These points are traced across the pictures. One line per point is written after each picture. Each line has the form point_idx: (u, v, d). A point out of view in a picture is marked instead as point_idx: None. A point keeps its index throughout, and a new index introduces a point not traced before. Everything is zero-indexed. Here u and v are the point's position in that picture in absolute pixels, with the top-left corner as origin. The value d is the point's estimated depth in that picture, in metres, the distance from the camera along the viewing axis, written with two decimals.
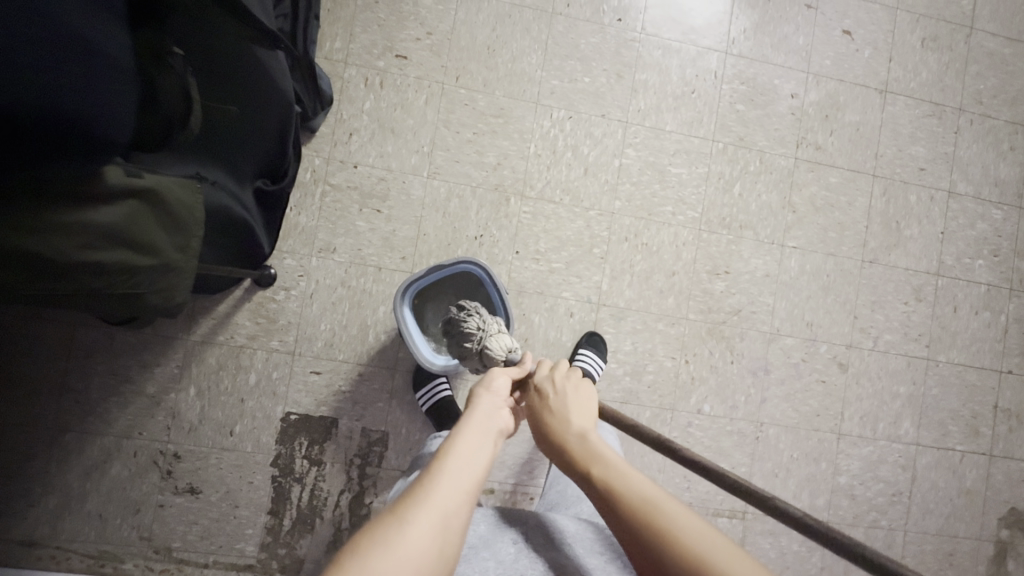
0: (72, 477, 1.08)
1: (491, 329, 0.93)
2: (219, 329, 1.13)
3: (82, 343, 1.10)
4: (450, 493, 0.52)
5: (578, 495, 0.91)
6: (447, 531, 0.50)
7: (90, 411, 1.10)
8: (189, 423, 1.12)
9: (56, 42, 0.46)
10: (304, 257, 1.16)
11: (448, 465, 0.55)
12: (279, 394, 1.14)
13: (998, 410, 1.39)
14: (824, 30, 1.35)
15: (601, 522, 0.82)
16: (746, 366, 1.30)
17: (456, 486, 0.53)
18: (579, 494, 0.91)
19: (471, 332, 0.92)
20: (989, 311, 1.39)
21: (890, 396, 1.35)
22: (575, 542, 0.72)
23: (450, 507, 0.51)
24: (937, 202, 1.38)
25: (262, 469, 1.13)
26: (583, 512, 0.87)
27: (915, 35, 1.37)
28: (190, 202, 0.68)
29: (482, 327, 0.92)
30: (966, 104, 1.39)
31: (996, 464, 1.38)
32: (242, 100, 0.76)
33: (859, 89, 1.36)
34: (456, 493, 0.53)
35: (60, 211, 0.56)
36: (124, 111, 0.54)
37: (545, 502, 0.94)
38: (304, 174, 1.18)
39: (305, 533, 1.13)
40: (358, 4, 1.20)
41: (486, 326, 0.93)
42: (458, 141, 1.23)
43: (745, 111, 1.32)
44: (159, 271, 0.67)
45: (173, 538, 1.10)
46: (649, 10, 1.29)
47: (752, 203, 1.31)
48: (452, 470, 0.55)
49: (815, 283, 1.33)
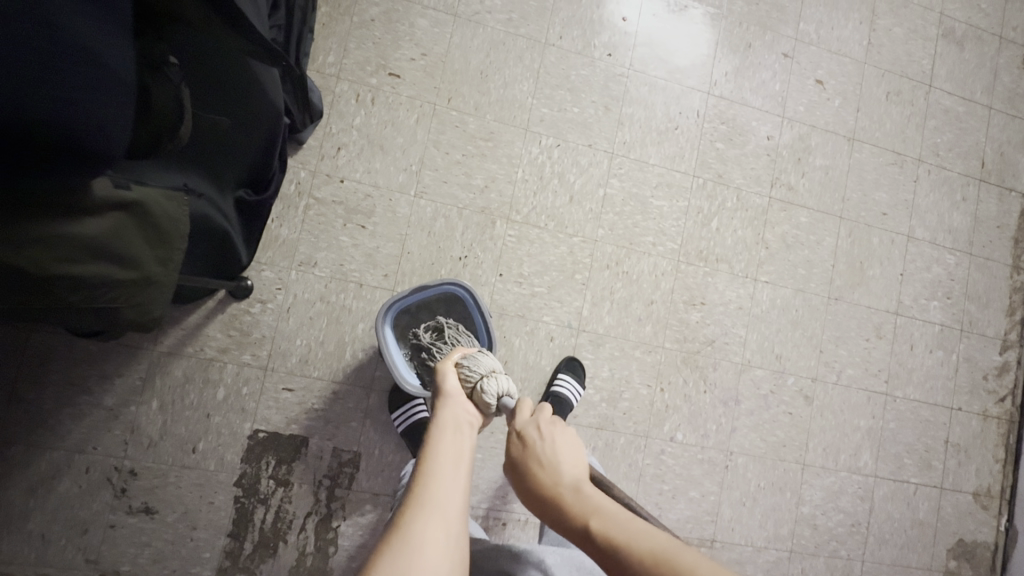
0: (14, 493, 1.01)
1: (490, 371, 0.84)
2: (188, 340, 1.09)
3: (37, 349, 1.04)
4: (444, 497, 0.58)
5: None
6: (453, 537, 0.55)
7: (41, 422, 1.03)
8: (149, 438, 1.06)
9: (63, 54, 0.45)
10: (283, 269, 1.14)
11: (438, 475, 0.61)
12: (248, 410, 1.10)
13: (949, 445, 1.46)
14: (798, 78, 1.42)
15: None
16: (718, 396, 1.33)
17: (451, 488, 0.59)
18: None
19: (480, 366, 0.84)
20: (942, 349, 1.47)
21: (851, 429, 1.40)
22: None
23: (449, 507, 0.57)
24: (897, 245, 1.46)
25: (225, 489, 1.08)
26: None
27: (881, 88, 1.47)
28: (176, 214, 0.67)
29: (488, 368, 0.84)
30: (924, 156, 1.49)
31: (946, 497, 1.45)
32: (233, 111, 0.75)
33: (829, 135, 1.44)
34: (450, 493, 0.59)
35: (46, 224, 0.55)
36: (112, 122, 0.50)
37: (548, 537, 0.92)
38: (288, 186, 1.16)
39: (266, 558, 1.08)
40: (354, 21, 1.21)
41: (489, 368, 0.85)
42: (447, 162, 1.23)
43: (724, 150, 1.38)
44: (138, 285, 0.66)
45: (123, 561, 1.03)
46: (637, 48, 1.34)
47: (728, 237, 1.36)
48: (443, 476, 0.60)
49: (785, 317, 1.38)
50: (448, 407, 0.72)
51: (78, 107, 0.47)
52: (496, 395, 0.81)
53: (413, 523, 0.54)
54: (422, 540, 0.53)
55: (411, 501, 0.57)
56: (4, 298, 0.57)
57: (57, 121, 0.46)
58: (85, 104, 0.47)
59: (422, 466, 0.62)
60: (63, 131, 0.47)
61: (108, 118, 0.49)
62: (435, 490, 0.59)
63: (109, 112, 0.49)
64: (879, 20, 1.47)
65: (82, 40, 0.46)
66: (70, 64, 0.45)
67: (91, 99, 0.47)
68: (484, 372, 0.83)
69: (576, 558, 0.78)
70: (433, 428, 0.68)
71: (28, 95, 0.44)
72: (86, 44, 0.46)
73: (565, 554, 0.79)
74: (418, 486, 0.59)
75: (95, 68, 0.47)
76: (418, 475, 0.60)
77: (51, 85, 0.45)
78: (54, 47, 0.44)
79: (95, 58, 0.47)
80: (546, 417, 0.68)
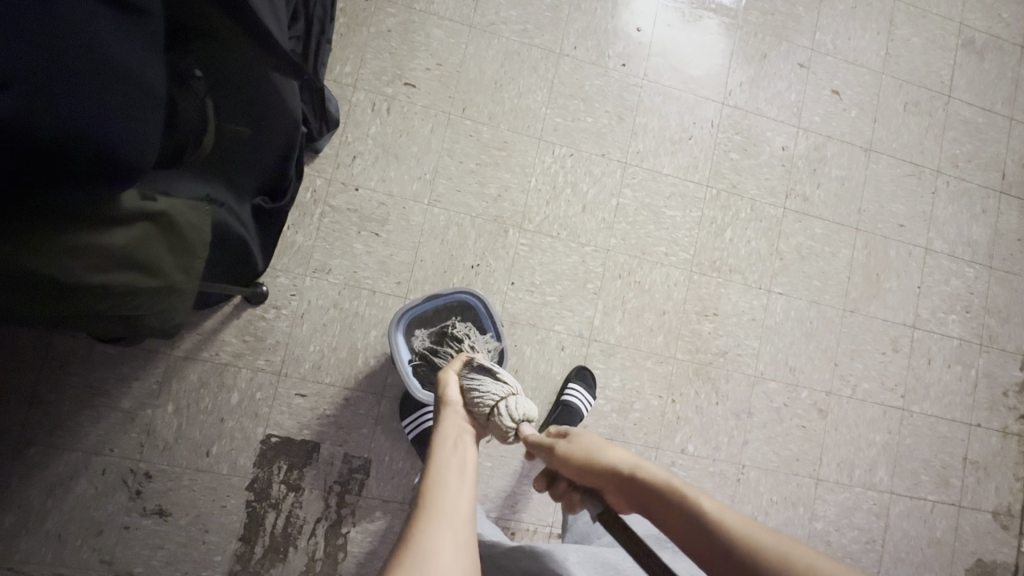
0: (32, 493, 1.03)
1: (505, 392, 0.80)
2: (204, 345, 1.10)
3: (58, 351, 1.06)
4: (451, 506, 0.59)
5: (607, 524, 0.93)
6: (462, 539, 0.56)
7: (60, 424, 1.05)
8: (164, 441, 1.08)
9: (98, 69, 0.46)
10: (298, 276, 1.15)
11: (443, 483, 0.62)
12: (261, 415, 1.11)
13: (967, 462, 1.43)
14: (814, 89, 1.41)
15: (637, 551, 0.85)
16: (730, 408, 1.32)
17: (457, 496, 0.61)
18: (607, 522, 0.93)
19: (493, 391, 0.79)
20: (961, 364, 1.44)
21: (866, 444, 1.38)
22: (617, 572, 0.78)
23: (457, 513, 0.59)
24: (914, 257, 1.44)
25: (237, 493, 1.09)
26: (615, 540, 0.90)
27: (898, 99, 1.45)
28: (197, 222, 0.69)
29: (503, 390, 0.79)
30: (943, 167, 1.47)
31: (964, 515, 1.42)
32: (254, 122, 0.77)
33: (846, 146, 1.42)
34: (454, 497, 0.60)
35: (77, 236, 0.55)
36: (142, 135, 0.51)
37: (574, 533, 0.94)
38: (304, 194, 1.17)
39: (276, 563, 1.09)
40: (371, 31, 1.22)
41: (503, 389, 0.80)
42: (460, 171, 1.24)
43: (739, 160, 1.37)
44: (162, 291, 0.68)
45: (136, 562, 1.05)
46: (651, 58, 1.34)
47: (741, 248, 1.35)
48: (448, 484, 0.62)
49: (799, 329, 1.37)
50: (449, 418, 0.73)
51: (108, 120, 0.47)
52: (514, 418, 0.78)
53: (424, 532, 0.55)
54: (436, 548, 0.54)
55: (419, 511, 0.59)
56: (33, 304, 0.59)
57: (85, 137, 0.46)
58: (114, 118, 0.47)
59: (427, 476, 0.63)
60: (93, 146, 0.47)
61: (135, 129, 0.50)
62: (441, 497, 0.60)
63: (140, 125, 0.50)
64: (897, 30, 1.46)
65: (108, 50, 0.46)
66: (104, 79, 0.46)
67: (125, 113, 0.49)
68: (498, 395, 0.78)
69: (598, 555, 0.81)
70: (435, 440, 0.69)
71: (60, 111, 0.44)
72: (112, 55, 0.47)
73: (588, 552, 0.81)
74: (425, 494, 0.60)
75: (121, 78, 0.48)
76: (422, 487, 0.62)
77: (79, 98, 0.45)
78: (82, 61, 0.45)
79: (119, 67, 0.48)
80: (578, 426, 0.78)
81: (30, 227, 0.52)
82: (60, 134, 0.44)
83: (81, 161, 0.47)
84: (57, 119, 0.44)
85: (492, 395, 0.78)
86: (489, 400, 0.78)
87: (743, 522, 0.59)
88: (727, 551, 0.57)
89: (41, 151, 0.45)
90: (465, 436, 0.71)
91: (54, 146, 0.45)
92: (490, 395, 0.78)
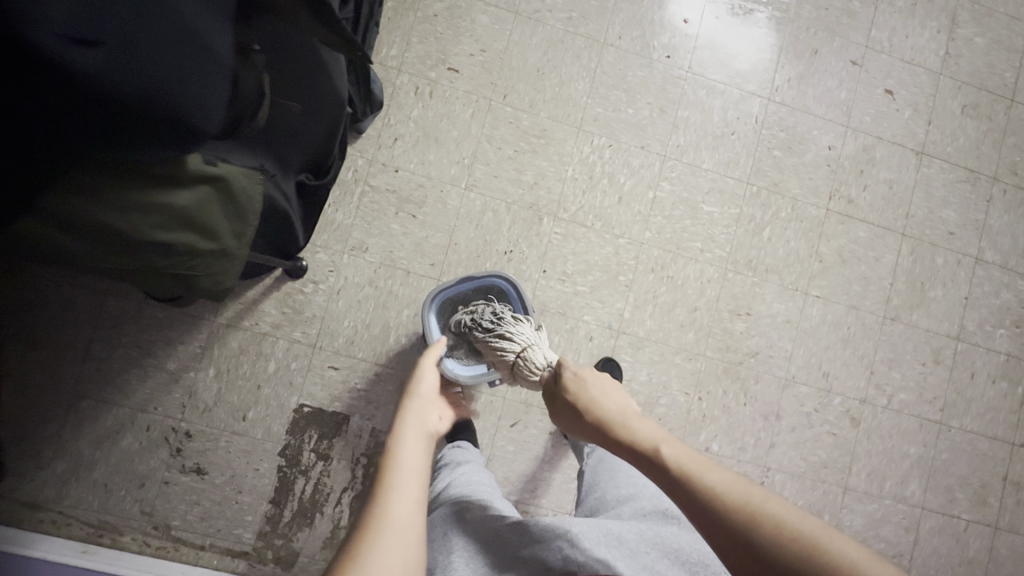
0: (83, 444, 1.09)
1: (525, 344, 0.89)
2: (245, 314, 1.15)
3: (112, 313, 1.12)
4: (403, 512, 0.56)
5: (617, 499, 0.90)
6: (409, 518, 0.56)
7: (111, 380, 1.11)
8: (204, 403, 1.13)
9: (175, 36, 0.48)
10: (336, 253, 1.18)
11: (398, 461, 0.63)
12: (295, 385, 1.15)
13: (1007, 482, 1.37)
14: (866, 87, 1.37)
15: (646, 525, 0.82)
16: (758, 410, 1.30)
17: (409, 493, 0.58)
18: (618, 498, 0.90)
19: (511, 345, 0.90)
20: (1007, 380, 1.38)
21: (900, 456, 1.34)
22: (620, 542, 0.77)
23: (406, 516, 0.56)
24: (963, 266, 1.38)
25: (269, 457, 1.13)
26: (623, 513, 0.86)
27: (956, 101, 1.39)
28: (252, 191, 0.71)
29: (521, 342, 0.90)
30: (1000, 174, 1.40)
31: (1001, 537, 1.36)
32: (304, 98, 0.79)
33: (896, 148, 1.37)
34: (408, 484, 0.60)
35: (141, 192, 0.59)
36: (210, 101, 0.53)
37: (584, 509, 0.94)
38: (346, 173, 1.20)
39: (303, 527, 1.13)
40: (418, 15, 1.24)
41: (522, 341, 0.90)
42: (498, 157, 1.25)
43: (782, 158, 1.34)
44: (215, 254, 0.72)
45: (174, 516, 1.10)
46: (697, 50, 1.32)
47: (779, 247, 1.32)
48: (405, 461, 0.63)
49: (835, 334, 1.33)
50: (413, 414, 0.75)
51: (181, 84, 0.49)
52: (538, 365, 0.87)
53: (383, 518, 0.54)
54: (388, 522, 0.54)
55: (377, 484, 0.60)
56: (104, 260, 0.63)
57: (160, 97, 0.48)
58: (186, 82, 0.50)
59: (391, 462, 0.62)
60: (168, 108, 0.49)
61: (202, 95, 0.52)
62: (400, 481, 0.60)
63: (209, 90, 0.52)
64: (960, 29, 1.40)
65: (185, 16, 0.49)
66: (179, 44, 0.49)
67: (195, 79, 0.51)
68: (522, 344, 0.89)
69: (601, 525, 0.80)
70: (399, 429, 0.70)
71: (144, 71, 0.46)
72: (187, 21, 0.49)
73: (592, 522, 0.80)
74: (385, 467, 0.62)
75: (194, 43, 0.50)
76: (384, 461, 0.63)
77: (155, 60, 0.47)
78: (163, 23, 0.47)
79: (193, 34, 0.50)
80: (592, 378, 0.78)
81: (98, 181, 0.56)
82: (139, 93, 0.47)
83: (154, 123, 0.49)
84: (140, 80, 0.46)
85: (519, 343, 0.90)
86: (510, 352, 0.89)
87: (723, 481, 0.54)
88: (701, 510, 0.53)
89: (119, 109, 0.46)
90: (426, 432, 0.72)
91: (133, 106, 0.47)
92: (517, 342, 0.90)
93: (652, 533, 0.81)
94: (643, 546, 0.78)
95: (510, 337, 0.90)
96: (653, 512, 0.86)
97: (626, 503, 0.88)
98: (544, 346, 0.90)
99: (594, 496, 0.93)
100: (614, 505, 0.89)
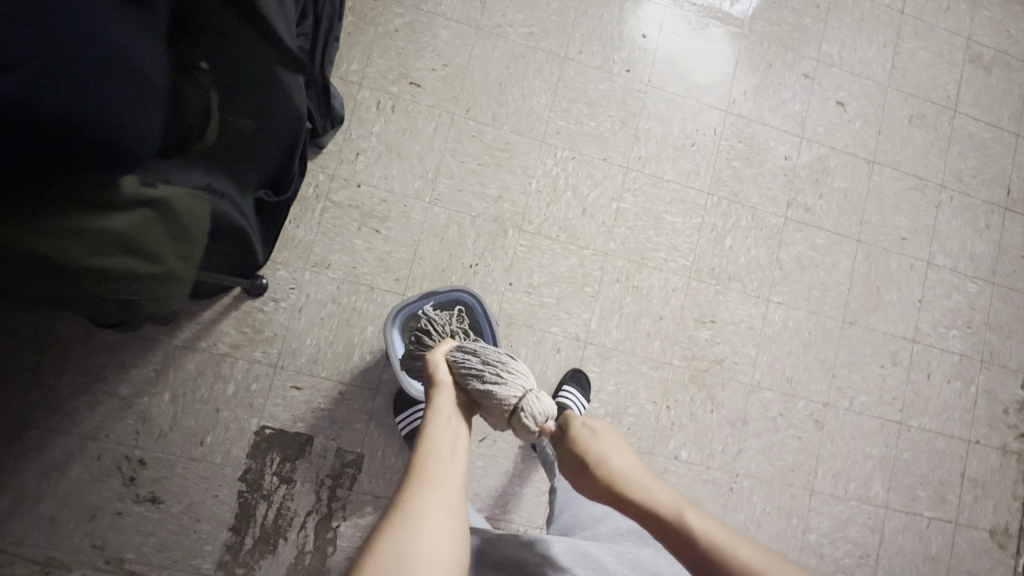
0: (27, 476, 1.04)
1: (522, 391, 0.77)
2: (203, 335, 1.12)
3: (59, 337, 1.07)
4: (436, 542, 0.58)
5: (594, 517, 0.90)
6: (446, 516, 0.61)
7: (58, 407, 1.06)
8: (159, 429, 1.09)
9: (98, 60, 0.47)
10: (297, 270, 1.16)
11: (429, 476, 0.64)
12: (256, 407, 1.12)
13: (965, 479, 1.41)
14: (819, 99, 1.42)
15: (626, 548, 0.82)
16: (725, 416, 1.31)
17: (434, 510, 0.60)
18: (595, 516, 0.91)
19: (506, 389, 0.76)
20: (961, 380, 1.43)
21: (863, 457, 1.37)
22: (597, 567, 0.77)
23: (423, 529, 0.58)
24: (916, 270, 1.43)
25: (229, 483, 1.10)
26: (600, 532, 0.87)
27: (903, 112, 1.45)
28: (196, 211, 0.71)
29: (517, 387, 0.77)
30: (947, 181, 1.46)
31: (961, 533, 1.40)
32: (259, 115, 0.75)
33: (849, 157, 1.42)
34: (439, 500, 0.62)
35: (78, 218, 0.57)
36: (145, 124, 0.52)
37: (558, 526, 0.93)
38: (306, 189, 1.18)
39: (266, 554, 1.09)
40: (379, 30, 1.24)
41: (517, 385, 0.77)
42: (462, 170, 1.25)
43: (741, 168, 1.37)
44: (160, 277, 0.71)
45: (127, 548, 1.05)
46: (656, 65, 1.35)
47: (741, 255, 1.35)
48: (440, 455, 0.66)
49: (797, 339, 1.36)
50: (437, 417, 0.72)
51: (114, 109, 0.49)
52: (536, 418, 0.76)
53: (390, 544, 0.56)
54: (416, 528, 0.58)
55: (411, 480, 0.64)
56: (43, 284, 0.62)
57: (87, 123, 0.47)
58: (116, 108, 0.49)
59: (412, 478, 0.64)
60: (95, 133, 0.48)
61: (134, 119, 0.51)
62: (416, 505, 0.60)
63: (141, 114, 0.51)
64: (904, 43, 1.46)
65: (111, 40, 0.48)
66: (105, 68, 0.48)
67: (125, 103, 0.50)
68: (519, 394, 0.76)
69: (581, 547, 0.80)
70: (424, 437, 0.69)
71: (73, 98, 0.46)
72: (112, 43, 0.48)
73: (571, 543, 0.81)
74: (419, 461, 0.66)
75: (120, 65, 0.49)
76: (411, 476, 0.64)
77: (75, 85, 0.46)
78: (87, 47, 0.46)
79: (119, 56, 0.48)
80: (585, 433, 0.75)
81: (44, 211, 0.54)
82: (63, 121, 0.46)
83: (81, 146, 0.48)
84: (60, 107, 0.45)
85: (515, 390, 0.77)
86: (504, 399, 0.76)
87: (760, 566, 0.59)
88: None
89: (44, 134, 0.46)
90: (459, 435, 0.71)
91: (55, 131, 0.46)
92: (515, 387, 0.77)
93: (631, 557, 0.80)
94: (622, 570, 0.77)
95: (507, 379, 0.76)
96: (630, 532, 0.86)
97: (604, 521, 0.89)
98: (538, 392, 0.79)
99: (569, 513, 0.94)
100: (590, 525, 0.89)
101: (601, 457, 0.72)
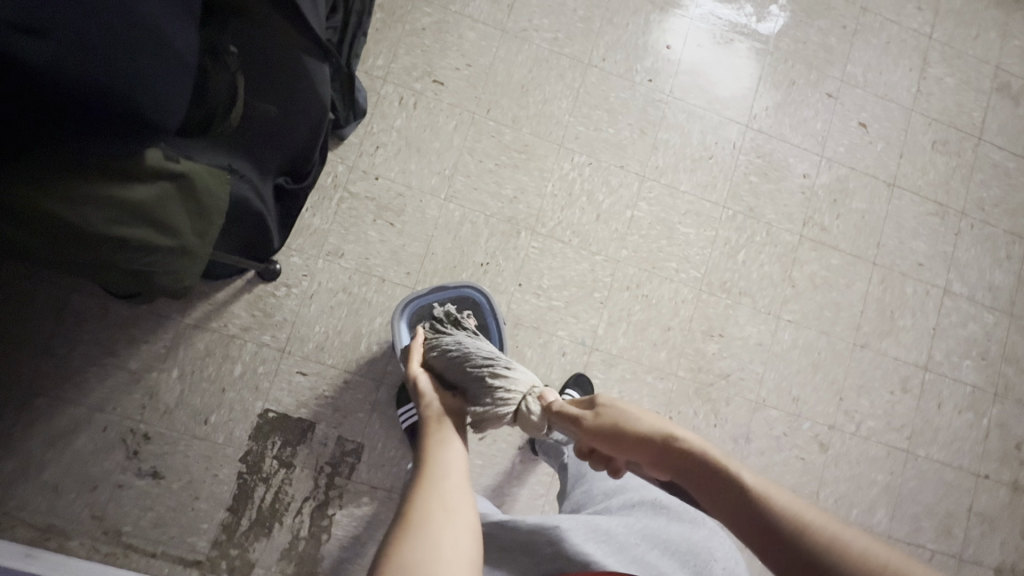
0: (34, 443, 1.06)
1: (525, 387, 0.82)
2: (214, 315, 1.13)
3: (75, 308, 1.10)
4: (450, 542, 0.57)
5: (604, 494, 0.91)
6: (450, 511, 0.61)
7: (69, 377, 1.08)
8: (165, 405, 1.10)
9: (130, 33, 0.49)
10: (311, 257, 1.18)
11: (432, 479, 0.65)
12: (262, 389, 1.13)
13: (972, 513, 1.38)
14: (841, 119, 1.41)
15: (638, 518, 0.83)
16: (729, 431, 1.30)
17: (445, 514, 0.60)
18: (605, 492, 0.91)
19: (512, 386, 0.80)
20: (973, 411, 1.40)
21: (867, 483, 1.34)
22: (608, 539, 0.78)
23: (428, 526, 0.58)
24: (932, 297, 1.41)
25: (230, 464, 1.11)
26: (611, 506, 0.87)
27: (926, 136, 1.44)
28: (216, 190, 0.72)
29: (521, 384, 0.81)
30: (968, 210, 1.44)
31: (966, 569, 1.36)
32: (283, 103, 0.76)
33: (868, 179, 1.41)
34: (447, 502, 0.62)
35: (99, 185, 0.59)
36: (171, 99, 0.54)
37: (570, 502, 0.95)
38: (325, 178, 1.20)
39: (260, 537, 1.10)
40: (406, 28, 1.26)
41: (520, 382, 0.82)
42: (479, 169, 1.26)
43: (758, 183, 1.37)
44: (177, 253, 0.72)
45: (125, 521, 1.07)
46: (678, 76, 1.35)
47: (753, 271, 1.34)
48: (441, 459, 0.68)
49: (806, 358, 1.35)
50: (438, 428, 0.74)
51: (141, 81, 0.50)
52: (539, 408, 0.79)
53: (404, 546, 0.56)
54: (424, 528, 0.58)
55: (416, 486, 0.64)
56: (64, 253, 0.63)
57: (114, 92, 0.49)
58: (144, 81, 0.50)
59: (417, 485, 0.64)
60: (120, 102, 0.50)
61: (161, 94, 0.52)
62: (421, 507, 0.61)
63: (168, 90, 0.53)
64: (931, 68, 1.45)
65: (144, 15, 0.49)
66: (136, 41, 0.49)
67: (153, 77, 0.51)
68: (526, 388, 0.81)
69: (591, 521, 0.80)
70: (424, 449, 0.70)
71: (101, 67, 0.47)
72: (144, 19, 0.50)
73: (581, 518, 0.80)
74: (424, 469, 0.66)
75: (151, 42, 0.50)
76: (415, 485, 0.64)
77: (102, 54, 0.47)
78: (120, 20, 0.48)
79: (151, 31, 0.50)
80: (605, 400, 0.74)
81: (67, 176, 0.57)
82: (89, 87, 0.47)
83: (106, 113, 0.50)
84: (88, 75, 0.47)
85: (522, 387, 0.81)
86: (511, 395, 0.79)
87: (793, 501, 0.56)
88: (755, 516, 0.56)
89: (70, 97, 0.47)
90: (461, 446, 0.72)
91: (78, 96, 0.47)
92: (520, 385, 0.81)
93: (639, 525, 0.81)
94: (631, 539, 0.79)
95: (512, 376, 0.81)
96: (641, 504, 0.86)
97: (614, 496, 0.89)
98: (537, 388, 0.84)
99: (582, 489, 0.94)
100: (601, 499, 0.90)
101: (625, 416, 0.71)
